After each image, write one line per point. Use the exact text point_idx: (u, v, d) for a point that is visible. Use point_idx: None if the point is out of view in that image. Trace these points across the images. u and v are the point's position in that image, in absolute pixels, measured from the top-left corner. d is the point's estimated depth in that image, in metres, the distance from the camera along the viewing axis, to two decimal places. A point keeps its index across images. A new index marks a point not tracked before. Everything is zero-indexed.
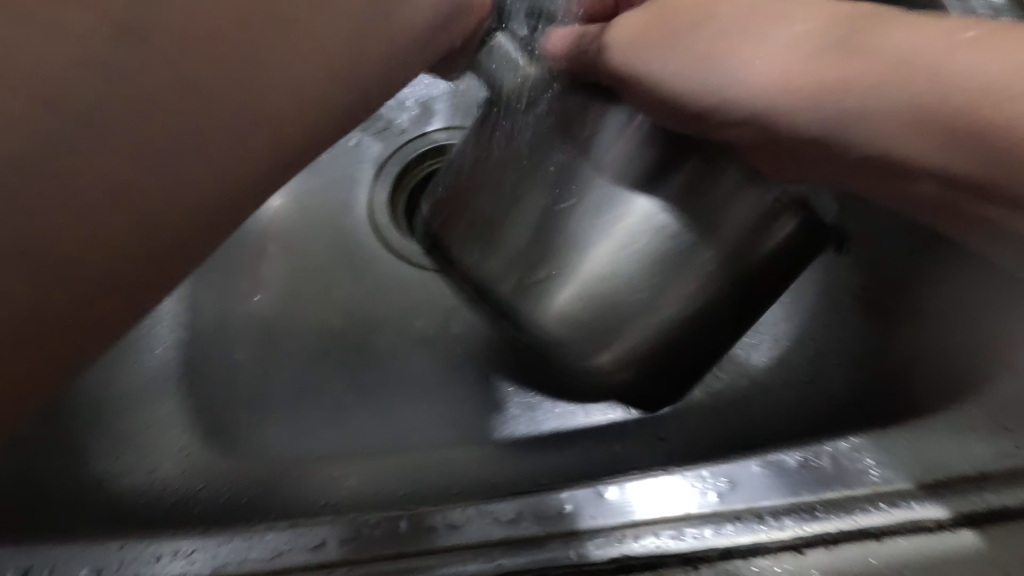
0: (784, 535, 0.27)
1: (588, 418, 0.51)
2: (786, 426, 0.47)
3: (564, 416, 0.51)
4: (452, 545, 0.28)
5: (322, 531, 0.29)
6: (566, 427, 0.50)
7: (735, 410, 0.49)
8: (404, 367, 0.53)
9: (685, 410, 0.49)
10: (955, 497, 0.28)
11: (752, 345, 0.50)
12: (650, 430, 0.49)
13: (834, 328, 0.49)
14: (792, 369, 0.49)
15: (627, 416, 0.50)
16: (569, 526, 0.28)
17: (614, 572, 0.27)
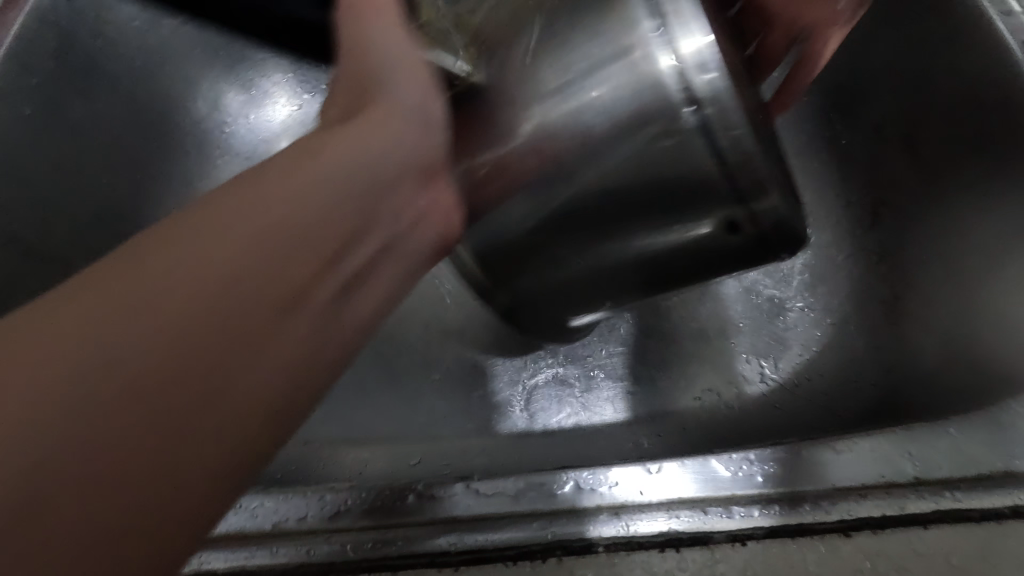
0: (829, 518, 0.28)
1: (616, 413, 0.52)
2: (816, 423, 0.48)
3: (593, 411, 0.52)
4: (504, 512, 0.29)
5: (373, 495, 0.30)
6: (595, 420, 0.52)
7: (764, 412, 0.51)
8: (434, 352, 0.55)
9: (712, 411, 0.52)
10: (994, 491, 0.28)
11: (782, 352, 0.54)
12: (669, 429, 0.51)
13: (863, 335, 0.51)
14: (822, 372, 0.52)
15: (652, 413, 0.52)
16: (614, 500, 0.29)
17: (662, 545, 0.28)
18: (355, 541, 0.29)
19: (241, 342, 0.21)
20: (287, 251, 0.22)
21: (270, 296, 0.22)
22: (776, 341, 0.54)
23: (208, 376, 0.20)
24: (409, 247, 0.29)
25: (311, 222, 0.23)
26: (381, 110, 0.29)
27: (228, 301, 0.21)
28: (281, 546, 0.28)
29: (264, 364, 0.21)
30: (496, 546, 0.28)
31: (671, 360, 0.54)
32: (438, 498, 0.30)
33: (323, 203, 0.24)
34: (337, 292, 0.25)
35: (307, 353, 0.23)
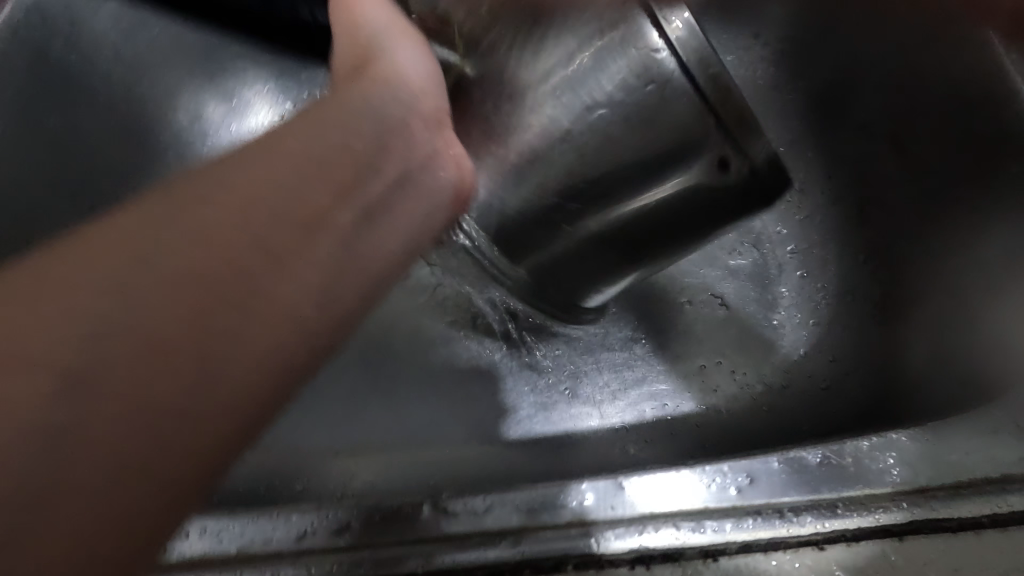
0: (804, 531, 0.27)
1: (602, 420, 0.51)
2: (804, 426, 0.48)
3: (578, 417, 0.52)
4: (474, 530, 0.29)
5: (342, 514, 0.30)
6: (580, 428, 0.51)
7: (752, 416, 0.50)
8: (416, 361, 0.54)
9: (699, 416, 0.51)
10: (974, 499, 0.28)
11: (770, 353, 0.53)
12: (656, 435, 0.50)
13: (852, 334, 0.50)
14: (811, 373, 0.51)
15: (638, 419, 0.51)
16: (586, 516, 0.29)
17: (633, 562, 0.27)
18: (321, 564, 0.28)
19: (271, 258, 0.24)
20: (305, 181, 0.25)
21: (304, 211, 0.25)
22: (764, 343, 0.53)
23: (250, 280, 0.24)
24: (430, 189, 0.32)
25: (329, 157, 0.26)
26: (378, 69, 0.31)
27: (264, 220, 0.24)
28: (247, 570, 0.28)
29: (296, 269, 0.25)
30: (465, 567, 0.28)
31: (657, 364, 0.54)
32: (405, 518, 0.29)
33: (340, 144, 0.27)
34: (362, 222, 0.27)
35: (331, 274, 0.26)
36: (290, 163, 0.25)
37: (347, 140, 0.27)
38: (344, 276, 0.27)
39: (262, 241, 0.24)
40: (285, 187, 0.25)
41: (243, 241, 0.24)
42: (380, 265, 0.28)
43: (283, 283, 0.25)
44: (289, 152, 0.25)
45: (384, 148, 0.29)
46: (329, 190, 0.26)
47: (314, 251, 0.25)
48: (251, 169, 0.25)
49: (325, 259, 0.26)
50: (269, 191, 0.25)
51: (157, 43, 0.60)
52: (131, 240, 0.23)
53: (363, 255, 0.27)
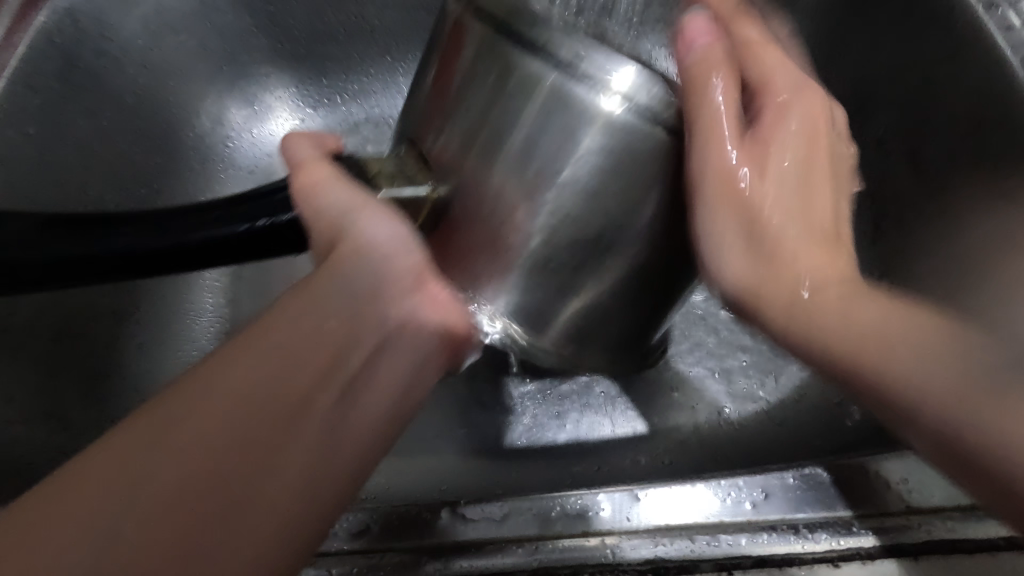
0: (819, 548, 0.27)
1: (613, 430, 0.52)
2: (814, 441, 0.48)
3: (590, 427, 0.52)
4: (491, 537, 0.29)
5: (360, 518, 0.30)
6: (592, 438, 0.51)
7: (764, 430, 0.51)
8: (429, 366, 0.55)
9: (711, 428, 0.51)
10: (990, 520, 0.28)
11: (784, 369, 0.53)
12: (667, 448, 0.50)
13: None
14: (823, 390, 0.51)
15: (649, 430, 0.52)
16: (601, 527, 0.29)
17: (648, 573, 0.27)
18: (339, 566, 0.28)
19: (256, 454, 0.25)
20: (285, 367, 0.26)
21: (286, 398, 0.26)
22: (778, 359, 0.54)
23: (235, 484, 0.24)
24: (417, 349, 0.30)
25: (307, 338, 0.27)
26: (339, 252, 0.29)
27: (240, 425, 0.25)
28: None
29: (286, 463, 0.25)
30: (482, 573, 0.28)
31: (669, 376, 0.54)
32: (424, 523, 0.30)
33: (317, 325, 0.28)
34: (350, 395, 0.27)
35: (328, 458, 0.26)
36: (266, 355, 0.26)
37: (322, 317, 0.28)
38: (341, 456, 0.26)
39: (247, 443, 0.24)
40: (249, 410, 0.25)
41: (221, 444, 0.24)
42: (374, 439, 0.28)
43: (275, 471, 0.25)
44: (248, 373, 0.25)
45: (367, 312, 0.28)
46: (310, 369, 0.26)
47: (308, 438, 0.26)
48: (211, 401, 0.25)
49: (320, 447, 0.26)
50: (247, 388, 0.25)
51: (184, 48, 0.61)
52: (96, 481, 0.23)
53: (361, 436, 0.27)
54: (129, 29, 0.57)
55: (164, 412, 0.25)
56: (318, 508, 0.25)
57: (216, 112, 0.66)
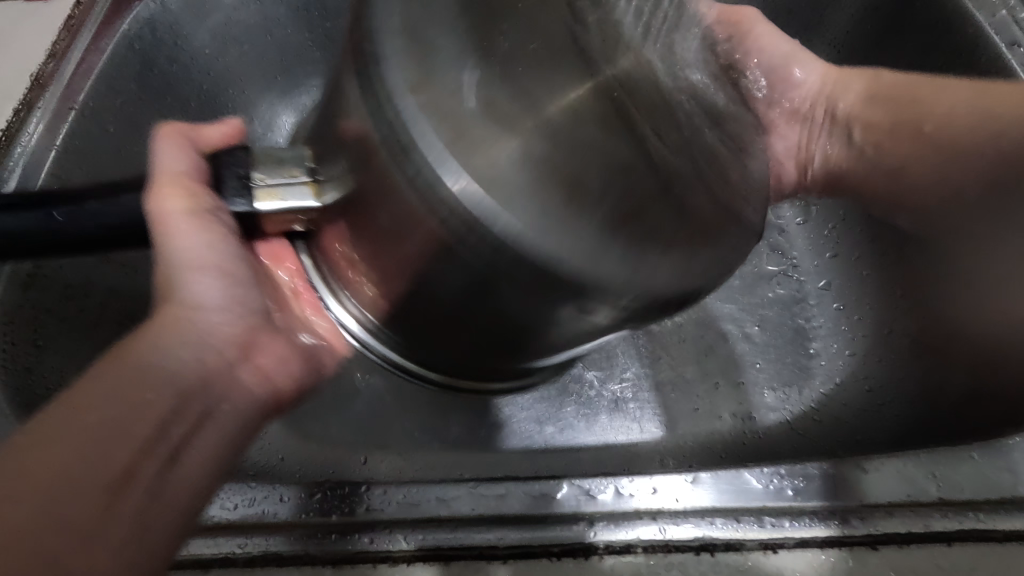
0: (855, 532, 0.30)
1: (643, 433, 0.54)
2: (835, 450, 0.51)
3: (621, 430, 0.54)
4: (548, 512, 0.31)
5: (417, 490, 0.32)
6: (623, 440, 0.54)
7: (786, 438, 0.53)
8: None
9: (736, 436, 0.54)
10: (1015, 514, 0.30)
11: (806, 383, 0.56)
12: (696, 451, 0.53)
13: (886, 366, 0.53)
14: (845, 404, 0.54)
15: (679, 435, 0.54)
16: (653, 505, 0.31)
17: (698, 549, 0.30)
18: (408, 533, 0.31)
19: (99, 512, 0.27)
20: (124, 423, 0.29)
21: (121, 454, 0.28)
22: (801, 373, 0.56)
23: (70, 539, 0.26)
24: (233, 413, 0.35)
25: (137, 401, 0.30)
26: (174, 310, 0.34)
27: (75, 477, 0.27)
28: (344, 530, 0.31)
29: (118, 521, 0.27)
30: (541, 542, 0.31)
31: (696, 385, 0.57)
32: (484, 496, 0.32)
33: (144, 386, 0.31)
34: (175, 457, 0.30)
35: (163, 516, 0.29)
36: (106, 413, 0.29)
37: (169, 379, 0.32)
38: (170, 515, 0.29)
39: (90, 508, 0.27)
40: (87, 471, 0.27)
41: (54, 499, 0.26)
42: (196, 501, 0.31)
43: (118, 533, 0.27)
44: (99, 412, 0.29)
45: (202, 369, 0.33)
46: (144, 424, 0.30)
47: (145, 500, 0.28)
48: (66, 450, 0.27)
49: (151, 509, 0.29)
50: (92, 445, 0.28)
51: (244, 59, 0.65)
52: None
53: (185, 499, 0.30)
54: (199, 40, 0.61)
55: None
56: (155, 550, 0.28)
57: (268, 118, 0.68)
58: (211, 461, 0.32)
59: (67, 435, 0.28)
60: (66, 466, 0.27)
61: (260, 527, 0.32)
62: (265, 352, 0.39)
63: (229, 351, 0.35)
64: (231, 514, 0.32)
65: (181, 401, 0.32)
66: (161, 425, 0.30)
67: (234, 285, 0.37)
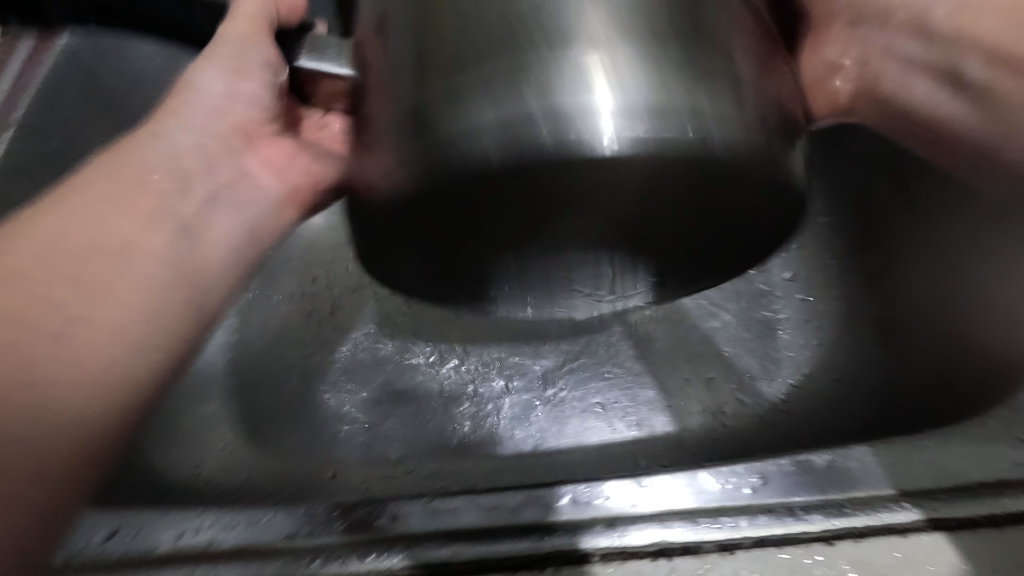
0: (813, 528, 0.29)
1: (613, 433, 0.53)
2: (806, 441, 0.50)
3: (591, 431, 0.54)
4: (502, 525, 0.31)
5: (372, 508, 0.32)
6: (594, 442, 0.53)
7: (757, 431, 0.52)
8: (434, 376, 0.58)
9: (708, 432, 0.53)
10: (971, 501, 0.29)
11: (775, 375, 0.55)
12: (668, 449, 0.52)
13: (853, 354, 0.54)
14: (814, 394, 0.53)
15: (651, 434, 0.53)
16: (609, 512, 0.31)
17: (655, 554, 0.29)
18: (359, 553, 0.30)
19: (101, 296, 0.33)
20: (120, 220, 0.35)
21: (116, 241, 0.35)
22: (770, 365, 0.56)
23: (72, 313, 0.32)
24: (246, 206, 0.41)
25: (126, 215, 0.36)
26: (138, 139, 0.39)
27: (76, 277, 0.33)
28: (293, 556, 0.30)
29: (117, 295, 0.34)
30: (496, 556, 0.29)
31: (664, 381, 0.56)
32: (440, 511, 0.31)
33: (147, 185, 0.37)
34: (182, 233, 0.37)
35: (157, 319, 0.34)
36: (102, 205, 0.35)
37: (175, 144, 0.39)
38: (170, 310, 0.35)
39: (92, 287, 0.33)
40: (88, 252, 0.34)
41: (70, 274, 0.33)
42: (203, 283, 0.37)
43: (109, 330, 0.32)
44: (78, 233, 0.34)
45: (206, 174, 0.40)
46: (143, 228, 0.36)
47: (143, 301, 0.34)
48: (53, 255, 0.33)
49: (145, 313, 0.34)
50: (91, 241, 0.34)
51: None
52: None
53: (183, 292, 0.36)
54: (146, 50, 0.61)
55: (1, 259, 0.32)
56: (149, 342, 0.33)
57: None
58: (221, 250, 0.39)
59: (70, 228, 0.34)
60: (77, 256, 0.34)
61: (206, 554, 0.30)
62: (272, 148, 0.43)
63: (221, 148, 0.41)
64: (174, 543, 0.31)
65: (167, 183, 0.38)
66: (150, 207, 0.36)
67: (244, 79, 0.41)
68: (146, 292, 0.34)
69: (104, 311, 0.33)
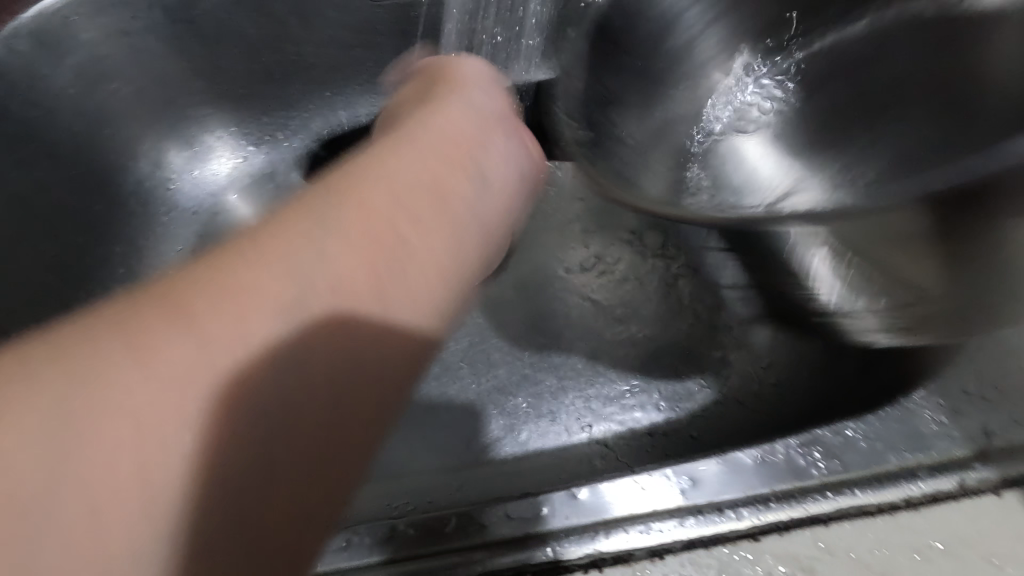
0: (741, 526, 0.29)
1: (569, 437, 0.53)
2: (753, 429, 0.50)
3: (547, 436, 0.53)
4: (438, 549, 0.31)
5: (367, 530, 0.31)
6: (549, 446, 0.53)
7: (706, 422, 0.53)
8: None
9: (658, 427, 0.53)
10: (891, 485, 0.30)
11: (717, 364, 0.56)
12: (621, 447, 0.52)
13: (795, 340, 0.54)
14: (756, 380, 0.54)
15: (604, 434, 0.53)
16: (543, 527, 0.30)
17: (587, 567, 0.29)
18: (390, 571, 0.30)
19: (301, 393, 0.20)
20: (384, 272, 0.22)
21: (329, 288, 0.21)
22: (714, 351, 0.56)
23: (147, 468, 0.17)
24: (492, 202, 0.26)
25: (415, 231, 0.23)
26: (412, 128, 0.26)
27: (194, 361, 0.18)
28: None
29: (258, 393, 0.19)
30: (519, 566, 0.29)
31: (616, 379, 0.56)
32: (516, 515, 0.31)
33: (404, 192, 0.23)
34: (402, 276, 0.22)
35: (332, 405, 0.21)
36: (362, 248, 0.22)
37: (414, 145, 0.25)
38: (335, 414, 0.20)
39: (261, 386, 0.20)
40: (301, 355, 0.20)
41: (170, 363, 0.18)
42: (407, 352, 0.22)
43: (192, 449, 0.18)
44: (263, 286, 0.20)
45: (435, 171, 0.24)
46: (390, 261, 0.22)
47: (324, 387, 0.21)
48: (178, 347, 0.18)
49: (299, 405, 0.20)
50: (303, 292, 0.20)
51: (118, 96, 0.61)
52: (52, 381, 0.17)
53: (382, 372, 0.22)
54: (59, 79, 0.56)
55: (94, 327, 0.18)
56: (274, 470, 0.19)
57: (156, 154, 0.67)
58: (443, 290, 0.23)
59: (324, 271, 0.21)
60: (298, 334, 0.20)
61: None
62: (496, 157, 0.27)
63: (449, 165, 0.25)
64: None
65: (434, 193, 0.24)
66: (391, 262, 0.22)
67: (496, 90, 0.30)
68: (275, 386, 0.20)
69: (125, 439, 0.17)
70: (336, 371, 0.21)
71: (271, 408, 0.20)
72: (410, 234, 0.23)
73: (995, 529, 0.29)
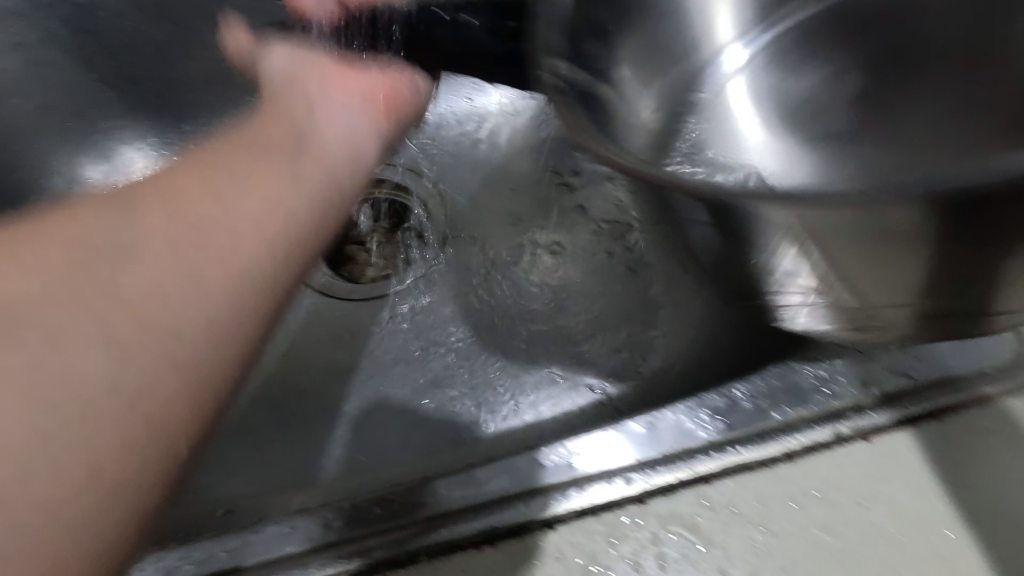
0: (630, 490, 0.30)
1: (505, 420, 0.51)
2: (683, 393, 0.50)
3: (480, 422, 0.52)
4: (343, 537, 0.31)
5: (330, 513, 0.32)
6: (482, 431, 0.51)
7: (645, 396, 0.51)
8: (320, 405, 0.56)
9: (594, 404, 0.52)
10: (773, 440, 0.31)
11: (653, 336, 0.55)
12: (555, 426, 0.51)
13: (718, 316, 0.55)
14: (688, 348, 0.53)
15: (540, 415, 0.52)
16: (441, 507, 0.31)
17: (480, 543, 0.30)
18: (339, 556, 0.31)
19: (168, 300, 0.23)
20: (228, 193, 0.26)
21: (178, 209, 0.24)
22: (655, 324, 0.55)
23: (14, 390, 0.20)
24: (362, 134, 0.33)
25: (270, 164, 0.28)
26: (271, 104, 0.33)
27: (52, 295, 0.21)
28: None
29: (119, 306, 0.22)
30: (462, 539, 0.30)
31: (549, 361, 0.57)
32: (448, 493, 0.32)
33: (249, 143, 0.28)
34: (250, 189, 0.26)
35: (187, 305, 0.23)
36: (221, 181, 0.26)
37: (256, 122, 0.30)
38: (219, 299, 0.24)
39: (120, 299, 0.22)
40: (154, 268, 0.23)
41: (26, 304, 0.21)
42: (272, 253, 0.25)
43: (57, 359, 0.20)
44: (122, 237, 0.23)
45: (290, 128, 0.30)
46: (258, 183, 0.27)
47: (194, 284, 0.23)
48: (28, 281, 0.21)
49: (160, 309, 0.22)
50: (167, 225, 0.24)
51: (23, 113, 0.59)
52: None
53: (254, 271, 0.25)
54: None
55: None
56: (145, 362, 0.21)
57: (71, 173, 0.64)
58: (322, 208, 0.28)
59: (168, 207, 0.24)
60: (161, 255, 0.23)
61: None
62: (355, 106, 0.35)
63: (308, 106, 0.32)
64: None
65: (284, 137, 0.29)
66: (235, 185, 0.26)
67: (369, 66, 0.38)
68: (138, 299, 0.22)
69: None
70: (195, 268, 0.23)
71: (175, 323, 0.22)
72: (249, 173, 0.27)
73: (891, 459, 0.31)
